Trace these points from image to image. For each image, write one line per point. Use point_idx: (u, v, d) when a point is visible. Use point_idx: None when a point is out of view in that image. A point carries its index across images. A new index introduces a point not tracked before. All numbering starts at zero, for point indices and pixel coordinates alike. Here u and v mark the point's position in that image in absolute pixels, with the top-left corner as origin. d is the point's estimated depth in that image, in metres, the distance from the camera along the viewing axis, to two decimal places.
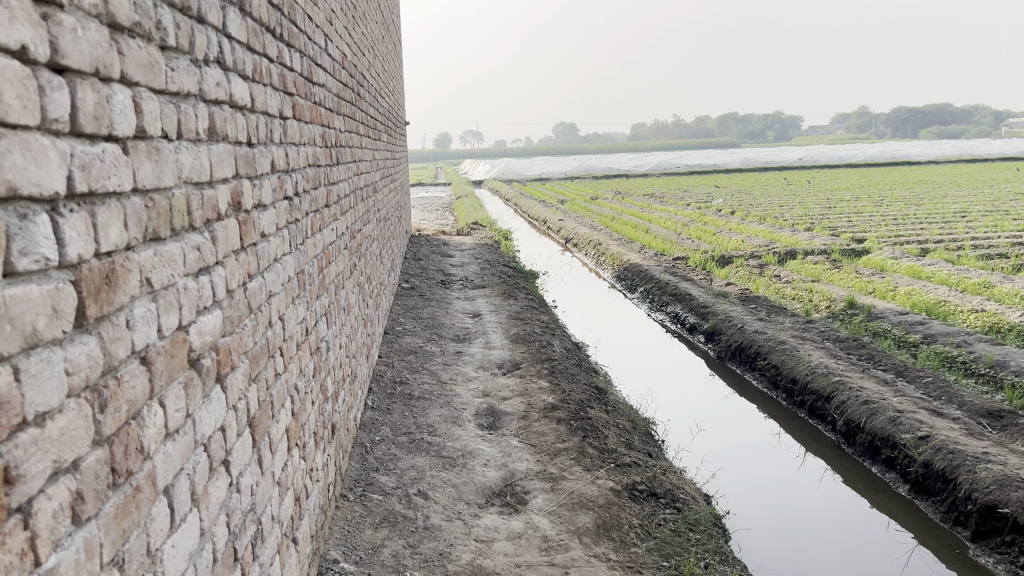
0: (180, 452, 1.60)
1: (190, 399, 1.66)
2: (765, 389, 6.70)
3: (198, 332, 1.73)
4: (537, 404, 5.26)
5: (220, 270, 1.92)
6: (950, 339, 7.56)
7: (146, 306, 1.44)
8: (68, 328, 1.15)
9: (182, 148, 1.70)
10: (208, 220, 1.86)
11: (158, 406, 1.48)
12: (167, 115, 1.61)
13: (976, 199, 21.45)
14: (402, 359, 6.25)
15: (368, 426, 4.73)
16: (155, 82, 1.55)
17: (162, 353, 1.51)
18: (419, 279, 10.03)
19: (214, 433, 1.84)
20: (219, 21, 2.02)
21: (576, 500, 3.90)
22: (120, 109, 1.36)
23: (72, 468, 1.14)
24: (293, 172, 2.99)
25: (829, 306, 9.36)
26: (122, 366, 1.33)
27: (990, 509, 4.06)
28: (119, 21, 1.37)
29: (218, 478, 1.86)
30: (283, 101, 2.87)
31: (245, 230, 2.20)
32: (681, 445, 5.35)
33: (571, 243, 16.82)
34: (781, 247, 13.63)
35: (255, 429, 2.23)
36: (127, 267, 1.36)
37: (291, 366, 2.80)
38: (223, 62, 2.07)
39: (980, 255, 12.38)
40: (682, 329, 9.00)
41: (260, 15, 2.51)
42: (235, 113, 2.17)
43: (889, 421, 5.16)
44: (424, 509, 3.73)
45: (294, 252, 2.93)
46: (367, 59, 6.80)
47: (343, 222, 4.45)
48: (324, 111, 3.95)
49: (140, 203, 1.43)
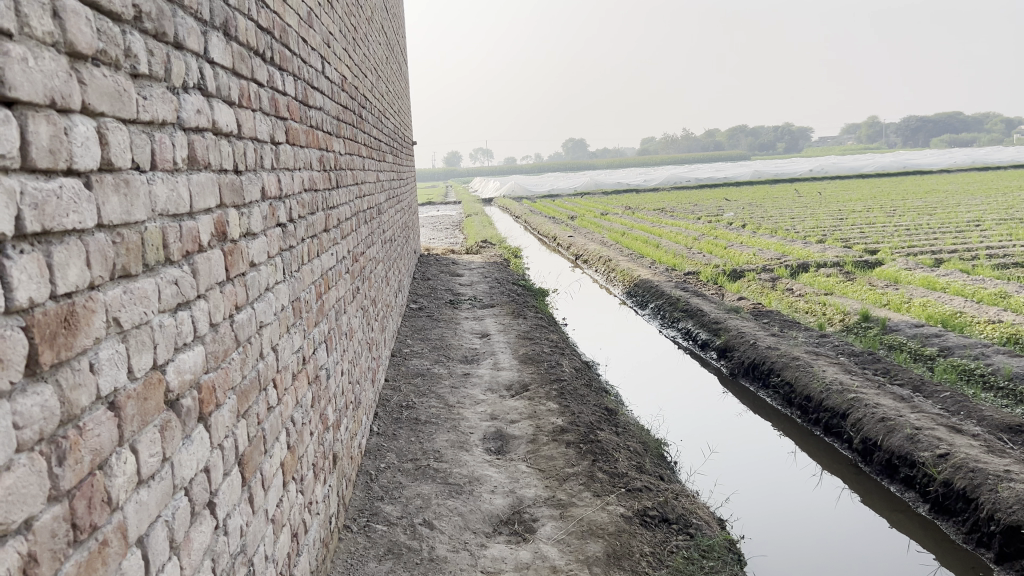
0: (156, 499, 1.51)
1: (167, 442, 1.58)
2: (779, 407, 6.58)
3: (176, 371, 1.65)
4: (546, 428, 5.16)
5: (202, 304, 1.85)
6: (967, 351, 7.43)
7: (113, 348, 1.36)
8: (18, 378, 1.07)
9: (156, 179, 1.63)
10: (188, 252, 1.79)
11: (129, 453, 1.40)
12: (138, 145, 1.54)
13: (989, 208, 21.23)
14: (409, 382, 6.17)
15: (374, 453, 4.64)
16: (124, 112, 1.48)
17: (134, 397, 1.43)
18: (428, 299, 9.98)
19: (197, 475, 1.75)
20: (199, 47, 1.97)
21: (585, 528, 3.80)
22: (81, 141, 1.30)
23: (23, 528, 1.06)
24: (286, 198, 2.94)
25: (843, 319, 9.23)
26: (85, 414, 1.25)
27: (1014, 530, 3.91)
28: (80, 49, 1.31)
29: (201, 522, 1.77)
30: (275, 124, 2.81)
31: (231, 261, 2.13)
32: (693, 467, 5.23)
33: (582, 260, 16.68)
34: (792, 260, 13.49)
35: (244, 467, 2.15)
36: (91, 309, 1.28)
37: (286, 398, 2.72)
38: (205, 89, 2.02)
39: (995, 264, 12.22)
40: (693, 345, 8.87)
41: (247, 39, 2.46)
42: (219, 141, 2.11)
43: (907, 439, 5.02)
44: (430, 539, 3.63)
45: (288, 280, 2.87)
46: (370, 79, 6.74)
47: (344, 245, 4.40)
48: (322, 133, 3.90)
49: (106, 239, 1.36)
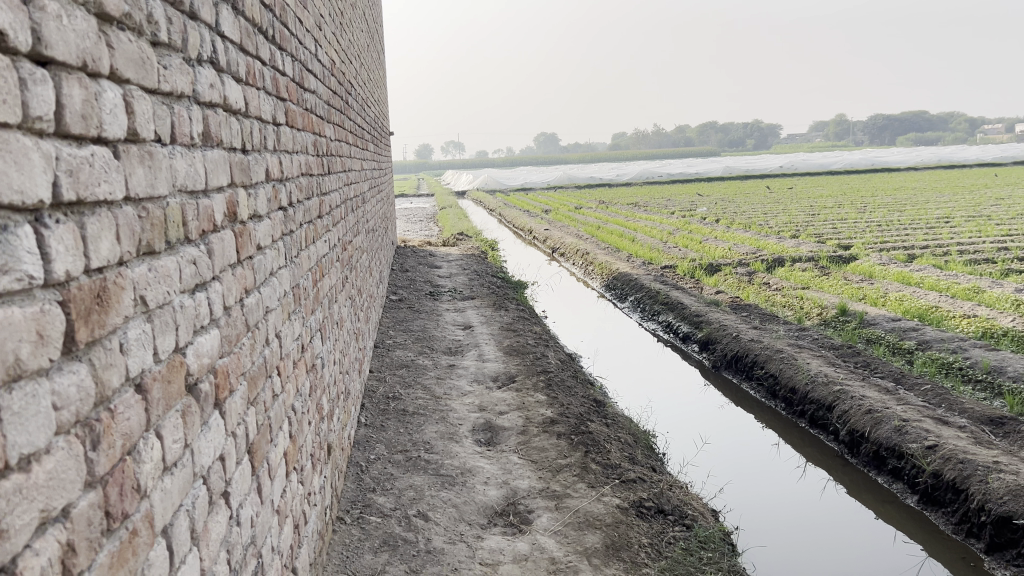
0: (179, 488, 1.44)
1: (188, 428, 1.51)
2: (763, 399, 6.60)
3: (196, 353, 1.58)
4: (536, 419, 5.13)
5: (217, 286, 1.78)
6: (945, 345, 7.50)
7: (141, 328, 1.29)
8: (56, 356, 1.00)
9: (176, 153, 1.56)
10: (204, 232, 1.72)
11: (155, 439, 1.33)
12: (160, 117, 1.47)
13: (957, 205, 21.48)
14: (394, 373, 6.10)
15: (363, 444, 4.57)
16: (147, 81, 1.41)
17: (159, 380, 1.37)
18: (408, 291, 9.89)
19: (214, 462, 1.69)
20: (211, 19, 1.90)
21: (582, 519, 3.77)
22: (110, 107, 1.23)
23: (61, 516, 0.99)
24: (286, 182, 2.85)
25: (821, 313, 9.29)
26: (115, 396, 1.18)
27: (1005, 520, 3.95)
28: (108, 10, 1.24)
29: (218, 511, 1.70)
30: (277, 106, 2.74)
31: (241, 243, 2.06)
32: (684, 459, 5.22)
33: (559, 253, 16.64)
34: (768, 254, 13.56)
35: (253, 456, 2.08)
36: (121, 285, 1.22)
37: (288, 386, 2.65)
38: (217, 63, 1.94)
39: (967, 260, 12.37)
40: (675, 338, 8.88)
41: (252, 16, 2.37)
42: (229, 117, 2.04)
43: (895, 431, 5.04)
44: (425, 531, 3.57)
45: (289, 265, 2.79)
46: (354, 65, 6.64)
47: (335, 232, 4.32)
48: (315, 117, 3.82)
49: (133, 213, 1.29)
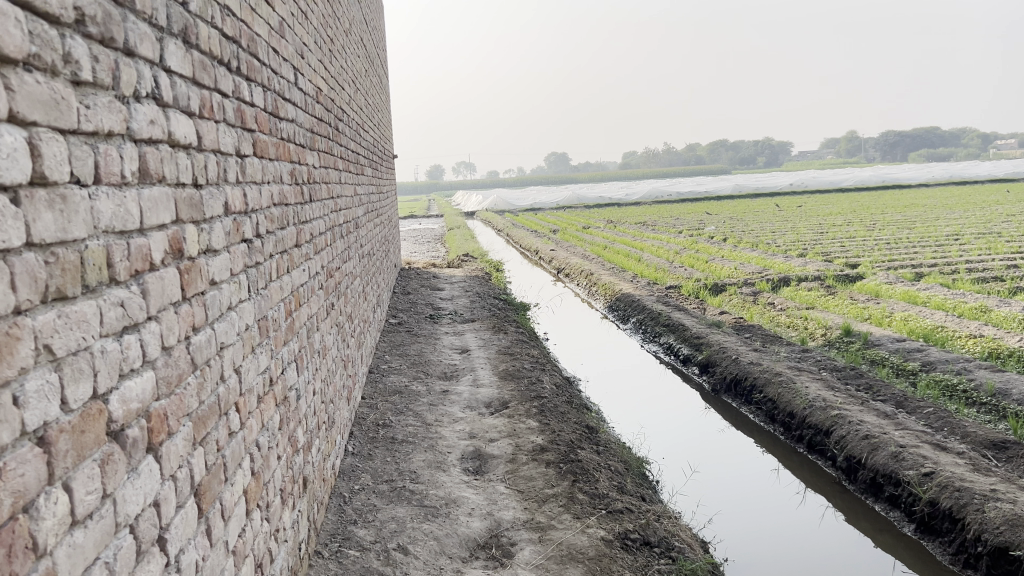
0: (94, 542, 1.39)
1: (107, 477, 1.46)
2: (761, 423, 6.50)
3: (121, 400, 1.54)
4: (525, 446, 5.06)
5: (152, 326, 1.74)
6: (950, 366, 7.36)
7: (44, 377, 1.25)
8: None
9: (100, 194, 1.52)
10: (136, 272, 1.68)
11: (60, 492, 1.28)
12: (78, 157, 1.43)
13: (967, 223, 21.22)
14: (387, 400, 6.03)
15: (347, 474, 4.51)
16: (61, 122, 1.37)
17: (68, 431, 1.32)
18: (408, 314, 9.83)
19: (145, 510, 1.64)
20: (153, 53, 1.86)
21: (564, 553, 3.69)
22: (7, 152, 1.19)
23: None
24: (252, 213, 2.81)
25: (824, 333, 9.16)
26: (5, 453, 1.14)
27: (1001, 551, 3.83)
28: (9, 52, 1.20)
29: (148, 561, 1.65)
30: (240, 137, 2.70)
31: (188, 279, 2.02)
32: (675, 487, 5.14)
33: (564, 275, 16.54)
34: (774, 274, 13.45)
35: (201, 498, 2.03)
36: (16, 336, 1.18)
37: (250, 421, 2.60)
38: (160, 98, 1.91)
39: (976, 278, 12.23)
40: (676, 360, 8.79)
41: (210, 48, 2.35)
42: (175, 152, 2.00)
43: (892, 457, 4.94)
44: (403, 565, 3.50)
45: (253, 297, 2.75)
46: (348, 91, 6.63)
47: (317, 261, 4.28)
48: (293, 146, 3.79)
49: (36, 259, 1.26)
